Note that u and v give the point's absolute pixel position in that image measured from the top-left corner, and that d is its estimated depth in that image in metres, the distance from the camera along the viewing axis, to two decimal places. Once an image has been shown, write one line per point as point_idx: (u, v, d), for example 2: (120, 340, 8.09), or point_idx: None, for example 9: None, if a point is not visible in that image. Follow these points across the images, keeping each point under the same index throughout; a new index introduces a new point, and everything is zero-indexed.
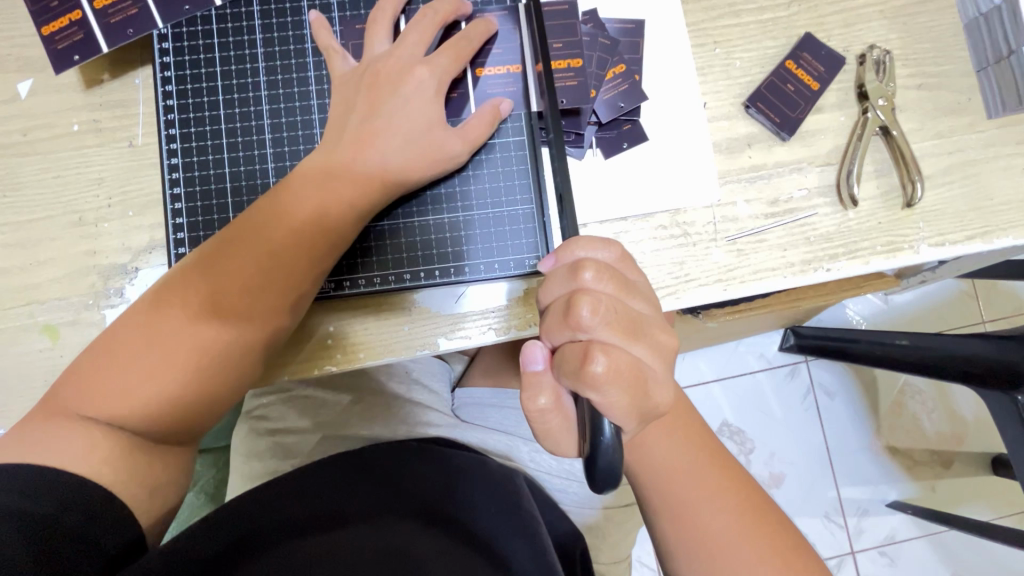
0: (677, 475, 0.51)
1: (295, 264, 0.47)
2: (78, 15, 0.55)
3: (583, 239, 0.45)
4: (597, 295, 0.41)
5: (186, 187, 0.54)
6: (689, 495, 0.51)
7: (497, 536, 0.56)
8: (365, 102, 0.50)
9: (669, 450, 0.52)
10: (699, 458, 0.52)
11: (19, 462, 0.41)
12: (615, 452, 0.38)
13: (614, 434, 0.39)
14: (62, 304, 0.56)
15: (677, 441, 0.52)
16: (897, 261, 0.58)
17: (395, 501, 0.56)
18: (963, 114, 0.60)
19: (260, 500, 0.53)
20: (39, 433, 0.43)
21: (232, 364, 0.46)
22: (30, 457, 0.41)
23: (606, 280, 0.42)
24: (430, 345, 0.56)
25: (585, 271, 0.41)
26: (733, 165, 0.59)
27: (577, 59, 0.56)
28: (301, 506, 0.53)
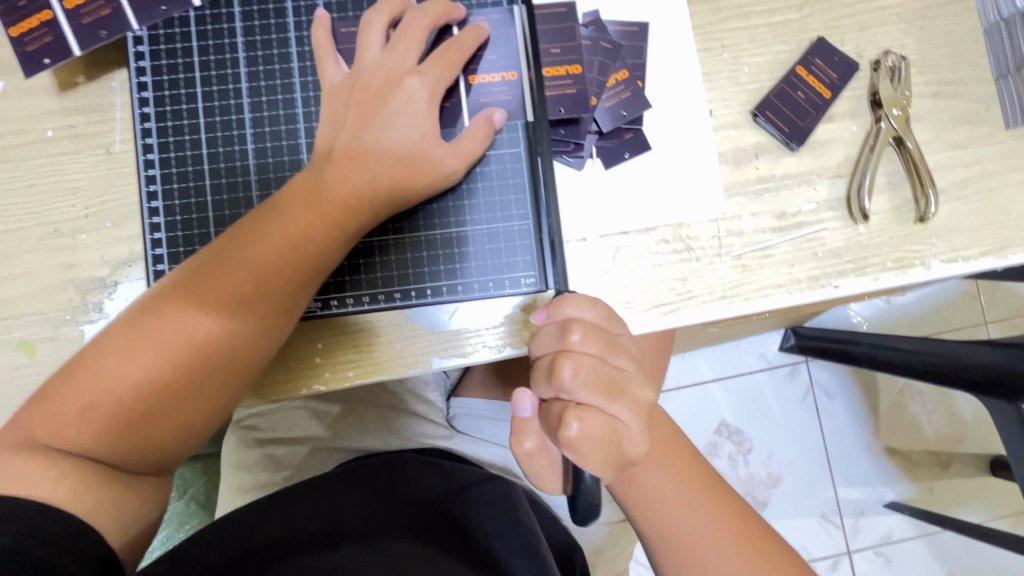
0: (670, 512, 0.49)
1: (280, 290, 0.45)
2: (48, 15, 0.52)
3: (573, 295, 0.43)
4: (581, 358, 0.39)
5: (164, 201, 0.51)
6: (682, 527, 0.49)
7: (496, 547, 0.56)
8: (355, 116, 0.47)
9: (657, 480, 0.50)
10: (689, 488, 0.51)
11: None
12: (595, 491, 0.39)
13: (596, 481, 0.39)
14: (38, 319, 0.53)
15: (665, 469, 0.51)
16: (908, 278, 0.56)
17: (388, 509, 0.57)
18: (981, 124, 0.57)
19: (251, 519, 0.52)
20: (2, 466, 0.40)
21: (213, 389, 0.45)
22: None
23: (593, 342, 0.40)
24: (423, 363, 0.54)
25: (573, 331, 0.40)
26: (739, 177, 0.56)
27: (576, 65, 0.53)
28: (297, 520, 0.53)
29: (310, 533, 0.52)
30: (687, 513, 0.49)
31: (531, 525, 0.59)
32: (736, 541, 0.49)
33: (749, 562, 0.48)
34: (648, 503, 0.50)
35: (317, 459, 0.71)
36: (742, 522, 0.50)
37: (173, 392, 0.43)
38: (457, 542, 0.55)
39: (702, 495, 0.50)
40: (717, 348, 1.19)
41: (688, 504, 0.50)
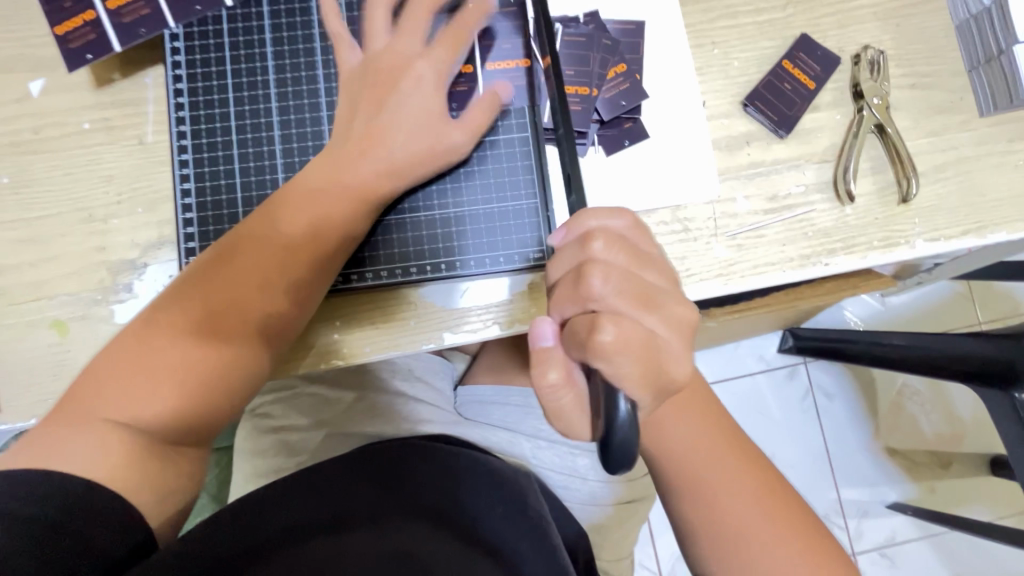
0: (692, 456, 0.53)
1: (307, 256, 0.48)
2: (90, 15, 0.56)
3: (593, 211, 0.45)
4: (612, 266, 0.41)
5: (196, 183, 0.55)
6: (709, 469, 0.53)
7: (504, 545, 0.53)
8: (370, 97, 0.51)
9: (687, 422, 0.54)
10: (717, 439, 0.54)
11: (32, 467, 0.41)
12: (630, 427, 0.35)
13: (630, 412, 0.35)
14: (71, 299, 0.56)
15: (695, 416, 0.54)
16: (893, 256, 0.59)
17: (393, 500, 0.54)
18: (956, 112, 0.61)
19: (263, 503, 0.52)
20: (54, 437, 0.43)
21: (247, 357, 0.48)
22: (46, 462, 0.42)
23: (620, 250, 0.42)
24: (435, 338, 0.56)
25: (596, 241, 0.41)
26: (732, 163, 0.60)
27: (584, 87, 0.59)
28: (305, 507, 0.52)
29: (314, 522, 0.50)
30: (713, 461, 0.53)
31: (540, 510, 0.61)
32: (756, 494, 0.52)
33: (768, 515, 0.51)
34: (678, 444, 0.53)
35: (330, 445, 0.71)
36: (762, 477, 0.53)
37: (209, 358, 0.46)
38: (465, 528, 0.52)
39: (727, 446, 0.54)
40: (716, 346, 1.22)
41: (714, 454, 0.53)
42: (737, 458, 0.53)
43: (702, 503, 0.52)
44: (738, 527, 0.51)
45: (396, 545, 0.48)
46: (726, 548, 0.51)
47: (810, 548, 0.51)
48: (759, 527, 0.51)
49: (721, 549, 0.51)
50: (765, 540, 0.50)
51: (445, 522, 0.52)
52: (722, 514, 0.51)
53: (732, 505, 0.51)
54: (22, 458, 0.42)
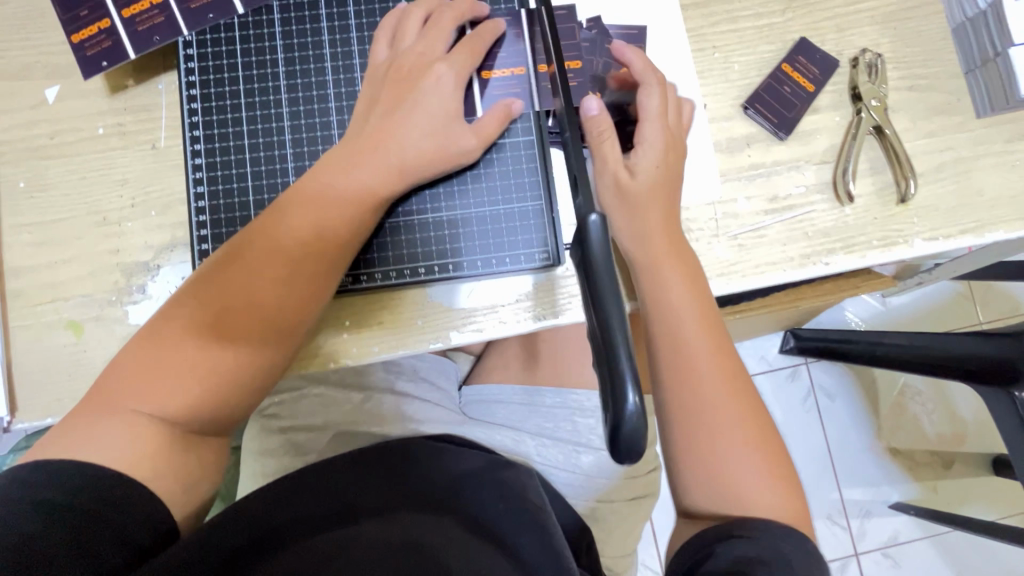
0: (702, 372, 0.51)
1: (322, 248, 0.49)
2: (106, 23, 0.57)
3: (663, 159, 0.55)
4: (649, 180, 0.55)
5: (209, 186, 0.56)
6: (709, 399, 0.51)
7: (502, 528, 0.56)
8: (388, 97, 0.53)
9: (688, 325, 0.52)
10: (719, 352, 0.52)
11: (64, 458, 0.43)
12: (640, 423, 0.33)
13: (638, 406, 0.33)
14: (86, 300, 0.57)
15: (701, 324, 0.52)
16: (893, 255, 0.60)
17: (398, 497, 0.56)
18: (953, 114, 0.62)
19: (274, 492, 0.53)
20: (80, 429, 0.44)
21: (266, 346, 0.48)
22: (75, 454, 0.43)
23: (658, 166, 0.55)
24: (443, 337, 0.57)
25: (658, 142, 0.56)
26: (733, 164, 0.61)
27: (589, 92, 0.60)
28: (314, 499, 0.54)
29: (324, 512, 0.53)
30: (710, 375, 0.51)
31: (538, 501, 0.60)
32: (746, 419, 0.51)
33: (754, 445, 0.51)
34: (679, 351, 0.52)
35: (338, 443, 0.72)
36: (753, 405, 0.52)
37: (231, 349, 0.47)
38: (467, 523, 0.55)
39: (726, 364, 0.52)
40: None
41: (713, 368, 0.52)
42: (733, 379, 0.52)
43: (689, 417, 0.51)
44: (724, 453, 0.50)
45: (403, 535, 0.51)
46: (713, 490, 0.50)
47: (789, 492, 0.50)
48: (744, 456, 0.50)
49: (702, 471, 0.51)
50: (748, 468, 0.50)
51: (450, 518, 0.55)
52: (710, 435, 0.51)
53: (720, 425, 0.51)
54: (55, 451, 0.43)
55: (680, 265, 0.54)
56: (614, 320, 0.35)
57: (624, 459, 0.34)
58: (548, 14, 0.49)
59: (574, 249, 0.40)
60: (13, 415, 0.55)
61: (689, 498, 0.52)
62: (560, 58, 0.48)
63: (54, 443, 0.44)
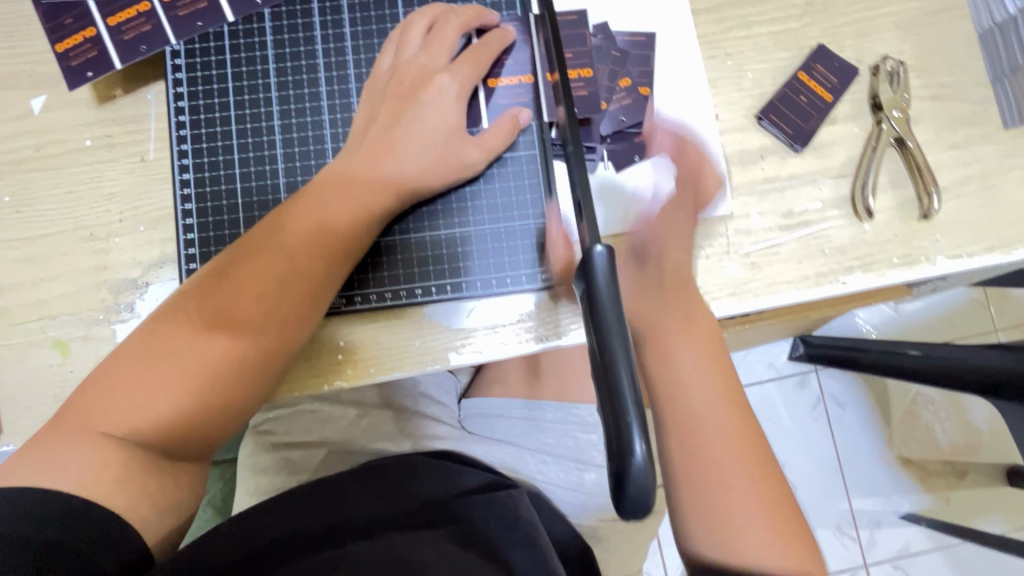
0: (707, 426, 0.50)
1: (311, 269, 0.47)
2: (92, 32, 0.55)
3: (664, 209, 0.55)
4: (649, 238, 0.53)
5: (197, 203, 0.54)
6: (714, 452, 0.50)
7: (497, 540, 0.54)
8: (389, 109, 0.50)
9: (692, 379, 0.51)
10: (727, 400, 0.51)
11: (29, 487, 0.40)
12: (648, 475, 0.31)
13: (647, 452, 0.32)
14: (73, 319, 0.55)
15: (704, 365, 0.52)
16: (914, 274, 0.57)
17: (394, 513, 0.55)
18: (979, 124, 0.59)
19: (271, 508, 0.53)
20: (48, 453, 0.42)
21: (248, 371, 0.46)
22: (42, 479, 0.40)
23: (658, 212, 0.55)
24: (440, 359, 0.55)
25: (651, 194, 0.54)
26: (745, 177, 0.58)
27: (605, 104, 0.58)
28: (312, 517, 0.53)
29: (317, 529, 0.52)
30: (716, 430, 0.50)
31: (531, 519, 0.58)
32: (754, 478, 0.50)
33: (761, 506, 0.49)
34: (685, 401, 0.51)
35: (334, 462, 0.70)
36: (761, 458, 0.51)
37: (211, 375, 0.44)
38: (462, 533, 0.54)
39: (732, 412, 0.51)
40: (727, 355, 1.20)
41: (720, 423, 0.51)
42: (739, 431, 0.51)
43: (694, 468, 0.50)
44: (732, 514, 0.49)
45: (398, 551, 0.49)
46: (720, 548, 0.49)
47: (799, 550, 0.49)
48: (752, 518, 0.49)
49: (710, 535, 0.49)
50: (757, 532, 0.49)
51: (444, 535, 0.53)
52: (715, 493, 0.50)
53: (720, 467, 0.50)
54: (15, 477, 0.41)
55: (684, 314, 0.52)
56: (619, 359, 0.34)
57: (631, 512, 0.33)
58: (549, 19, 0.46)
59: (578, 280, 0.38)
60: None
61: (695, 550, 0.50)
62: (563, 68, 0.45)
63: (21, 468, 0.41)
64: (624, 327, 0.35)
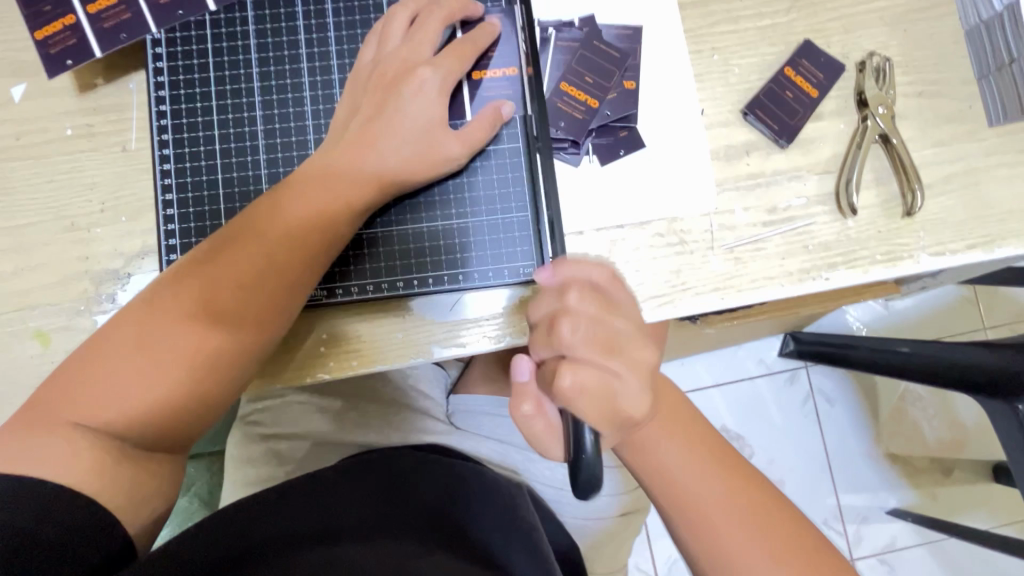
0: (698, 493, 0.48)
1: (289, 261, 0.47)
2: (72, 20, 0.55)
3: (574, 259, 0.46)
4: (579, 315, 0.42)
5: (178, 194, 0.53)
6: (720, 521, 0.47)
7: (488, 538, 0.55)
8: (371, 101, 0.50)
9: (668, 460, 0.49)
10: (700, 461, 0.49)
11: (2, 472, 0.40)
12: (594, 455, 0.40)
13: None
14: (54, 309, 0.55)
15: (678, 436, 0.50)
16: (897, 271, 0.57)
17: (396, 513, 0.54)
18: (964, 122, 0.59)
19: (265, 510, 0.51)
20: (20, 440, 0.41)
21: (223, 363, 0.46)
22: (14, 466, 0.40)
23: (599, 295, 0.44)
24: (425, 353, 0.55)
25: (570, 292, 0.43)
26: (731, 173, 0.58)
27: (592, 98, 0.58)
28: (309, 517, 0.52)
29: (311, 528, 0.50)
30: (716, 510, 0.47)
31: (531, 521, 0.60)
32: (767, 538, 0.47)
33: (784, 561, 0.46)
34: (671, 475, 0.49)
35: (320, 454, 0.70)
36: (782, 515, 0.48)
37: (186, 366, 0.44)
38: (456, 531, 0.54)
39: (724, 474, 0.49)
40: (717, 351, 1.20)
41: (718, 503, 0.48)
42: (737, 488, 0.48)
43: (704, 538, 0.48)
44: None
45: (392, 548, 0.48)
46: None
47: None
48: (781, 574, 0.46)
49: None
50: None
51: (439, 538, 0.52)
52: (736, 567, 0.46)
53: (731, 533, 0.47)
54: None
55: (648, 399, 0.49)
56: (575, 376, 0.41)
57: None
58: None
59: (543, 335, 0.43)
60: None
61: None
62: None
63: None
64: None
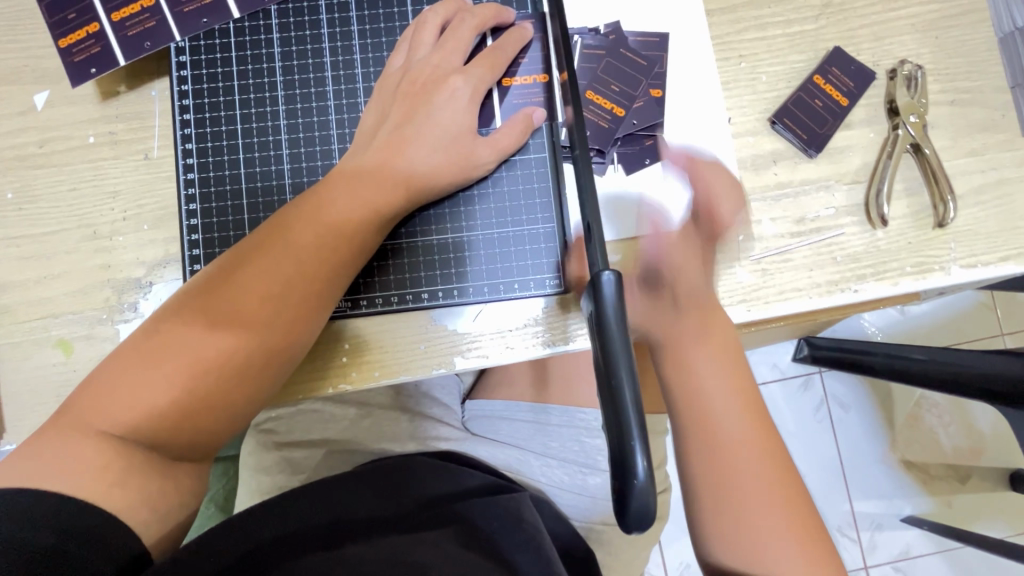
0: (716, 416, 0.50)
1: (317, 270, 0.46)
2: (96, 28, 0.55)
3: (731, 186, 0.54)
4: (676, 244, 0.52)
5: (202, 203, 0.53)
6: (731, 444, 0.49)
7: (502, 544, 0.54)
8: (399, 108, 0.50)
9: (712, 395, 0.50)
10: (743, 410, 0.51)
11: (25, 488, 0.39)
12: (648, 493, 0.31)
13: (649, 471, 0.31)
14: (75, 318, 0.55)
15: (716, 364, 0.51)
16: (927, 283, 0.56)
17: (400, 517, 0.54)
18: (998, 131, 0.58)
19: (273, 505, 0.51)
20: (47, 451, 0.41)
21: (255, 372, 0.46)
22: (38, 480, 0.40)
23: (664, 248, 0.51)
24: (446, 363, 0.54)
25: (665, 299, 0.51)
26: (758, 183, 0.57)
27: (618, 107, 0.57)
28: (315, 508, 0.52)
29: (316, 527, 0.50)
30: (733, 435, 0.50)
31: (536, 527, 0.57)
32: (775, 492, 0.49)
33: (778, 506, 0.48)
34: (696, 399, 0.50)
35: (335, 461, 0.70)
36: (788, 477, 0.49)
37: (218, 376, 0.44)
38: (467, 535, 0.53)
39: (746, 407, 0.51)
40: None
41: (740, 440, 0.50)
42: (758, 439, 0.50)
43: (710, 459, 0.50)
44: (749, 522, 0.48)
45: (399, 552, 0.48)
46: (737, 540, 0.48)
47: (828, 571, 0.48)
48: (772, 519, 0.48)
49: (725, 535, 0.49)
50: (779, 540, 0.48)
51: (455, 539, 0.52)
52: (735, 494, 0.49)
53: (736, 461, 0.49)
54: (11, 476, 0.40)
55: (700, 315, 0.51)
56: (625, 386, 0.33)
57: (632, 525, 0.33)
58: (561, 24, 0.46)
59: (584, 300, 0.37)
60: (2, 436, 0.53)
61: (707, 547, 0.50)
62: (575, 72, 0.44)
63: (20, 463, 0.41)
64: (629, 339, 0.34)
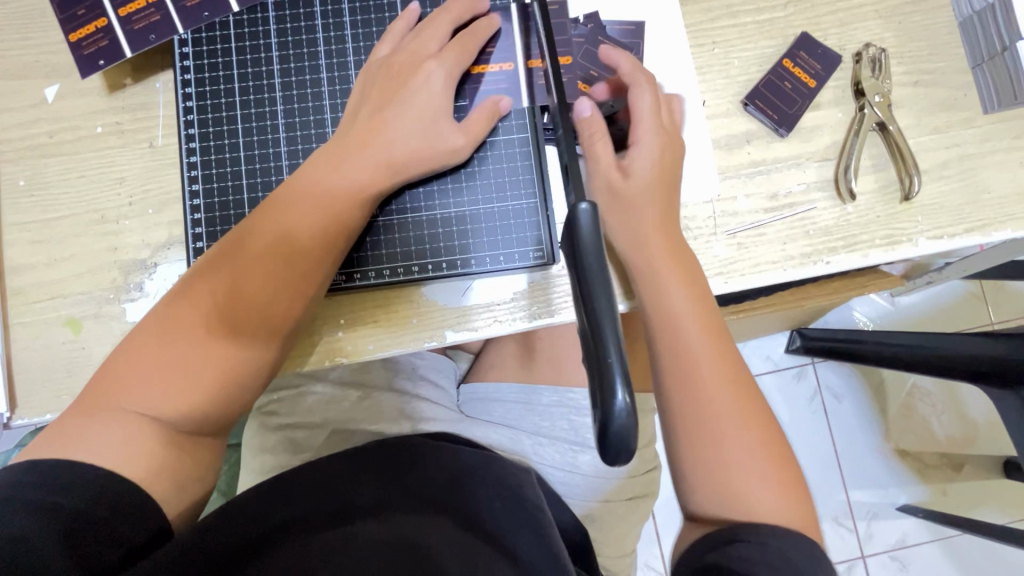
0: (697, 354, 0.51)
1: (313, 246, 0.49)
2: (103, 23, 0.58)
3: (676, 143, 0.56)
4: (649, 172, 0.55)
5: (204, 184, 0.56)
6: (706, 378, 0.51)
7: (500, 525, 0.54)
8: (380, 92, 0.53)
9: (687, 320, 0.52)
10: (720, 357, 0.52)
11: (55, 459, 0.43)
12: (631, 422, 0.33)
13: (628, 402, 0.33)
14: (84, 298, 0.58)
15: (699, 315, 0.52)
16: (897, 254, 0.59)
17: (410, 499, 0.54)
18: (959, 109, 0.61)
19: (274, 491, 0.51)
20: (74, 430, 0.44)
21: (261, 337, 0.48)
22: (67, 455, 0.43)
23: (652, 170, 0.55)
24: (438, 336, 0.57)
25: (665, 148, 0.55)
26: (732, 161, 0.60)
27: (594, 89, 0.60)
28: (309, 494, 0.52)
29: (324, 512, 0.51)
30: (711, 380, 0.51)
31: (538, 502, 0.56)
32: (744, 426, 0.50)
33: (757, 451, 0.50)
34: (674, 331, 0.52)
35: (334, 441, 0.72)
36: (770, 440, 0.50)
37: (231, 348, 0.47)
38: (465, 520, 0.53)
39: (720, 346, 0.52)
40: None
41: (721, 383, 0.51)
42: (740, 395, 0.51)
43: (689, 390, 0.51)
44: (725, 460, 0.49)
45: (408, 536, 0.50)
46: (717, 497, 0.49)
47: (800, 516, 0.48)
48: (756, 485, 0.49)
49: (713, 500, 0.49)
50: (756, 493, 0.48)
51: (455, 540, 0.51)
52: (728, 487, 0.49)
53: (716, 406, 0.50)
54: (48, 450, 0.43)
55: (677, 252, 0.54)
56: (609, 334, 0.34)
57: (614, 458, 0.33)
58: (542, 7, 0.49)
59: (563, 245, 0.39)
60: (14, 410, 0.56)
61: (690, 496, 0.51)
62: (554, 57, 0.46)
63: (50, 444, 0.44)
64: (608, 283, 0.36)
